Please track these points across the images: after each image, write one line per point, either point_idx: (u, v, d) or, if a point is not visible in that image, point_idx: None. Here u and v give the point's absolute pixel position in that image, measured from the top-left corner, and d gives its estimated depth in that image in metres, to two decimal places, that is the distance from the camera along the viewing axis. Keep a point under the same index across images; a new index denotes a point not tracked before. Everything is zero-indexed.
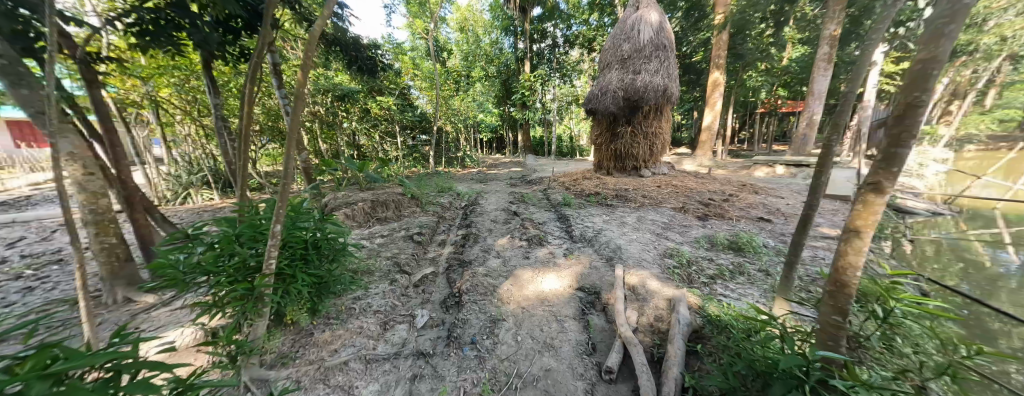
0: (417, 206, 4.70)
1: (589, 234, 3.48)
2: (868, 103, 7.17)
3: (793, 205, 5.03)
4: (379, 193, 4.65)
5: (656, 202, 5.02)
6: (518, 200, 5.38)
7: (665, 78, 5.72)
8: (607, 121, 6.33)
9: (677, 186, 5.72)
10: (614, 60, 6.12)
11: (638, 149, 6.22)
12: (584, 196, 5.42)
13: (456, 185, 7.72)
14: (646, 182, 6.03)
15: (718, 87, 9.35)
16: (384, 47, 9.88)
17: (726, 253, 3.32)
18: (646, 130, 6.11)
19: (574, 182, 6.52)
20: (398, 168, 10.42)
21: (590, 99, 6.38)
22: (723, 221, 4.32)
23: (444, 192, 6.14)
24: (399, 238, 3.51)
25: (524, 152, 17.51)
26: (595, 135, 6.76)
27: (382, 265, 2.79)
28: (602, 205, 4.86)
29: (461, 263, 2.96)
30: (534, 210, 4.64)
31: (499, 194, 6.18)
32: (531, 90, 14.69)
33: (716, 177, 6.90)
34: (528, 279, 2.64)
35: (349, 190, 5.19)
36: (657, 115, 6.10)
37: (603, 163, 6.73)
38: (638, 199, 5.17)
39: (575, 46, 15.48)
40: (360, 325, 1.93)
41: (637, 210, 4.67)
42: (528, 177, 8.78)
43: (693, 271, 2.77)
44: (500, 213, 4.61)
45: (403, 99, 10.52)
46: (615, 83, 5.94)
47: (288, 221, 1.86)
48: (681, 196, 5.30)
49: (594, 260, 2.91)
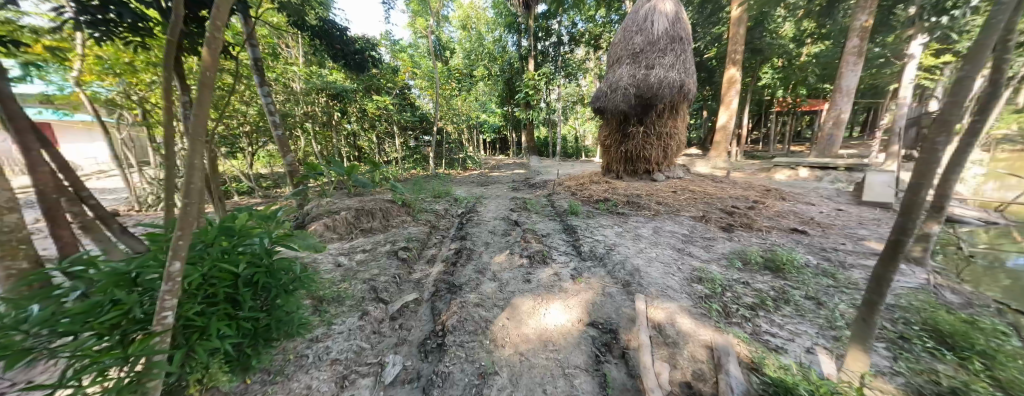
0: (407, 215, 4.26)
1: (599, 251, 3.00)
2: (904, 100, 6.57)
3: (827, 214, 4.50)
4: (365, 200, 4.24)
5: (672, 210, 4.53)
6: (519, 207, 4.92)
7: (681, 73, 5.24)
8: (617, 121, 5.85)
9: (694, 192, 5.21)
10: (625, 55, 5.65)
11: (650, 150, 5.71)
12: (592, 202, 4.95)
13: (454, 189, 7.31)
14: (659, 186, 5.52)
15: (735, 84, 8.77)
16: (381, 45, 9.53)
17: (762, 274, 2.81)
18: (660, 130, 5.60)
19: (580, 186, 6.04)
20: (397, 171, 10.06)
21: (598, 97, 5.91)
22: (751, 233, 3.81)
23: (440, 197, 5.73)
24: (382, 254, 3.07)
25: (528, 153, 17.09)
26: (604, 136, 6.27)
27: (354, 291, 2.33)
28: (613, 213, 4.37)
29: (451, 286, 2.51)
30: (536, 220, 4.18)
31: (500, 200, 5.75)
32: (536, 89, 14.24)
33: (736, 181, 6.35)
34: (529, 311, 2.17)
35: (336, 196, 4.79)
36: (672, 113, 5.60)
37: (612, 166, 6.24)
38: (652, 206, 4.68)
39: (580, 44, 15.04)
40: (307, 382, 1.50)
41: (652, 219, 4.18)
42: (532, 180, 8.33)
43: (728, 300, 2.28)
44: (500, 222, 4.16)
45: (402, 99, 10.15)
46: (626, 79, 5.47)
47: (212, 253, 1.43)
48: (700, 203, 4.80)
49: (607, 286, 2.43)
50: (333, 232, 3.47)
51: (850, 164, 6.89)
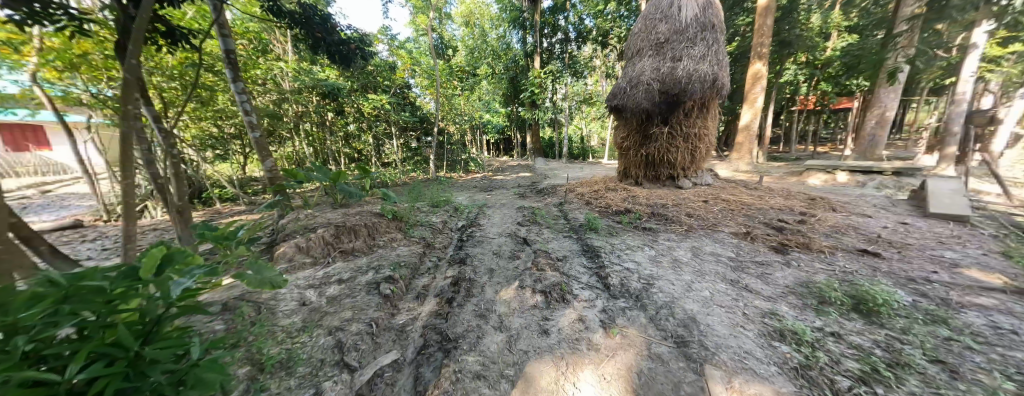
0: (398, 231, 3.66)
1: (633, 285, 2.37)
2: (962, 96, 5.93)
3: (893, 230, 3.80)
4: (350, 214, 3.66)
5: (708, 225, 3.87)
6: (528, 220, 4.31)
7: (713, 66, 4.59)
8: (636, 120, 5.20)
9: (727, 201, 4.56)
10: (647, 46, 5.03)
11: (675, 154, 5.06)
12: (612, 214, 4.33)
13: (454, 196, 6.75)
14: (685, 195, 4.88)
15: (760, 80, 8.06)
16: (379, 40, 9.03)
17: (850, 320, 2.14)
18: (686, 131, 4.94)
19: (594, 194, 5.41)
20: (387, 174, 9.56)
21: (615, 94, 5.28)
22: (812, 256, 3.14)
23: (439, 207, 5.15)
24: (360, 287, 2.45)
25: (533, 154, 16.51)
26: (620, 138, 5.61)
27: (311, 351, 1.71)
28: (638, 229, 3.73)
29: (444, 340, 1.89)
30: (550, 237, 3.54)
31: (505, 209, 5.16)
32: (541, 87, 13.68)
33: (770, 188, 5.65)
34: (551, 387, 1.53)
35: (319, 208, 4.22)
36: (701, 112, 4.93)
37: (630, 171, 5.59)
38: (683, 220, 4.02)
39: (588, 41, 14.48)
40: None
41: (686, 237, 3.53)
42: (539, 185, 7.72)
43: (830, 370, 1.60)
44: (507, 240, 3.55)
45: (400, 99, 9.64)
46: (648, 73, 4.85)
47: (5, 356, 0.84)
48: (739, 215, 4.12)
49: (653, 343, 1.78)
50: (308, 254, 2.89)
51: (897, 167, 6.16)
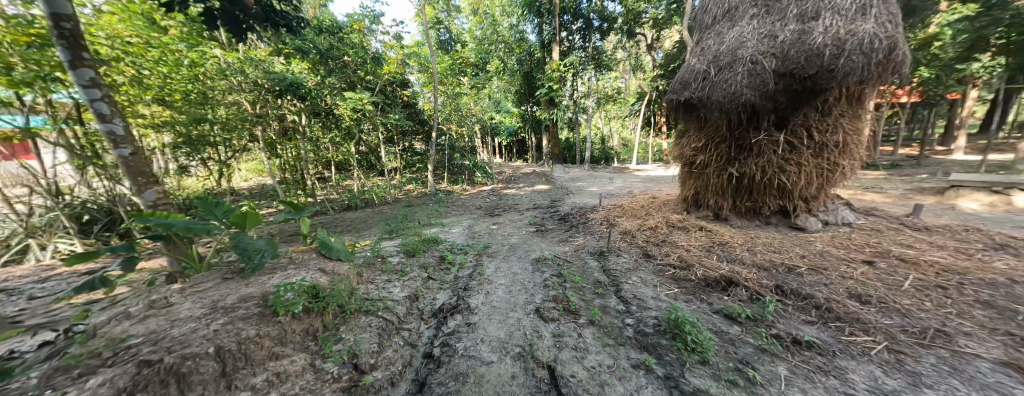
0: (301, 345, 1.89)
1: None
2: None
3: None
4: (216, 313, 1.92)
5: (928, 333, 1.88)
6: (552, 302, 2.47)
7: (884, 22, 2.58)
8: (723, 122, 3.28)
9: (912, 262, 2.53)
10: (749, 1, 3.21)
11: (793, 179, 3.07)
12: (709, 293, 2.43)
13: (448, 227, 5.03)
14: (816, 246, 2.90)
15: None
16: (365, 28, 7.51)
17: None
18: (819, 139, 2.93)
19: (653, 237, 3.59)
20: (355, 187, 8.27)
21: (687, 82, 3.40)
22: None
23: (413, 258, 3.43)
24: None
25: (550, 159, 14.66)
26: (689, 149, 3.71)
27: None
28: (785, 345, 1.79)
29: None
30: (607, 380, 1.64)
31: (514, 261, 3.39)
32: (560, 82, 11.86)
33: (936, 224, 3.54)
34: None
35: (207, 274, 2.58)
36: (847, 107, 2.91)
37: (704, 198, 3.73)
38: (861, 316, 2.05)
39: (615, 27, 12.43)
40: None
41: (928, 380, 1.54)
42: (561, 207, 5.93)
43: None
44: (515, 376, 1.71)
45: (388, 98, 8.08)
46: (752, 44, 2.96)
47: None
48: (969, 303, 2.09)
49: None
50: None
51: None
